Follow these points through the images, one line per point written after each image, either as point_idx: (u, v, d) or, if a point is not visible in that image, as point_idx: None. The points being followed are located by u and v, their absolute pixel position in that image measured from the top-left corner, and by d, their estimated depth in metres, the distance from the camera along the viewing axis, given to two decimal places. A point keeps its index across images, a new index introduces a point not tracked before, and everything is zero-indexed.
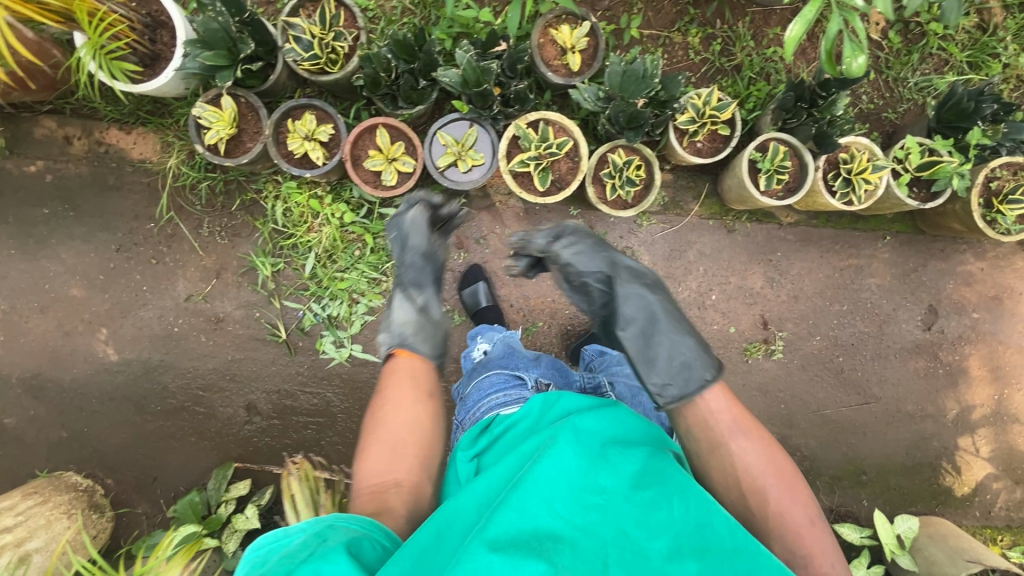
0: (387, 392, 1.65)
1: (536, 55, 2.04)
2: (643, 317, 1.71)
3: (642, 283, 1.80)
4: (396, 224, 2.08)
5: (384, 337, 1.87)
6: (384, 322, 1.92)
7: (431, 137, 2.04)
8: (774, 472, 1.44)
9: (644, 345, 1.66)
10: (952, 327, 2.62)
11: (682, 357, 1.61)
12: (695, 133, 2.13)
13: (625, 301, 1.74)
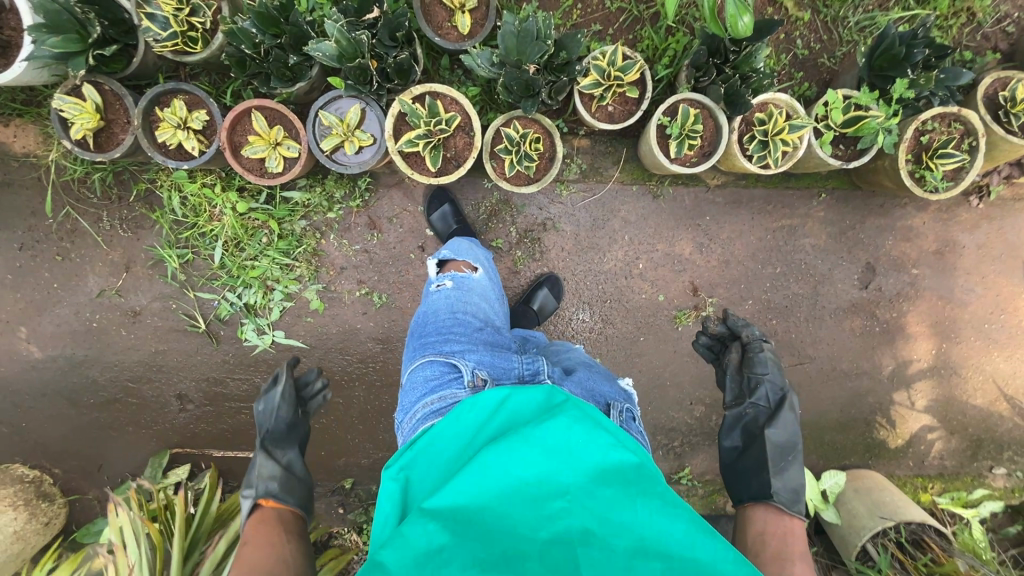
0: (247, 553, 1.56)
1: (421, 19, 1.87)
2: (794, 440, 1.83)
3: (778, 406, 1.90)
4: (261, 407, 1.99)
5: (244, 494, 1.78)
6: (247, 479, 1.81)
7: (313, 118, 1.89)
8: None
9: (793, 465, 1.77)
10: (890, 284, 2.55)
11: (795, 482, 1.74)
12: (602, 96, 1.97)
13: (780, 416, 1.87)
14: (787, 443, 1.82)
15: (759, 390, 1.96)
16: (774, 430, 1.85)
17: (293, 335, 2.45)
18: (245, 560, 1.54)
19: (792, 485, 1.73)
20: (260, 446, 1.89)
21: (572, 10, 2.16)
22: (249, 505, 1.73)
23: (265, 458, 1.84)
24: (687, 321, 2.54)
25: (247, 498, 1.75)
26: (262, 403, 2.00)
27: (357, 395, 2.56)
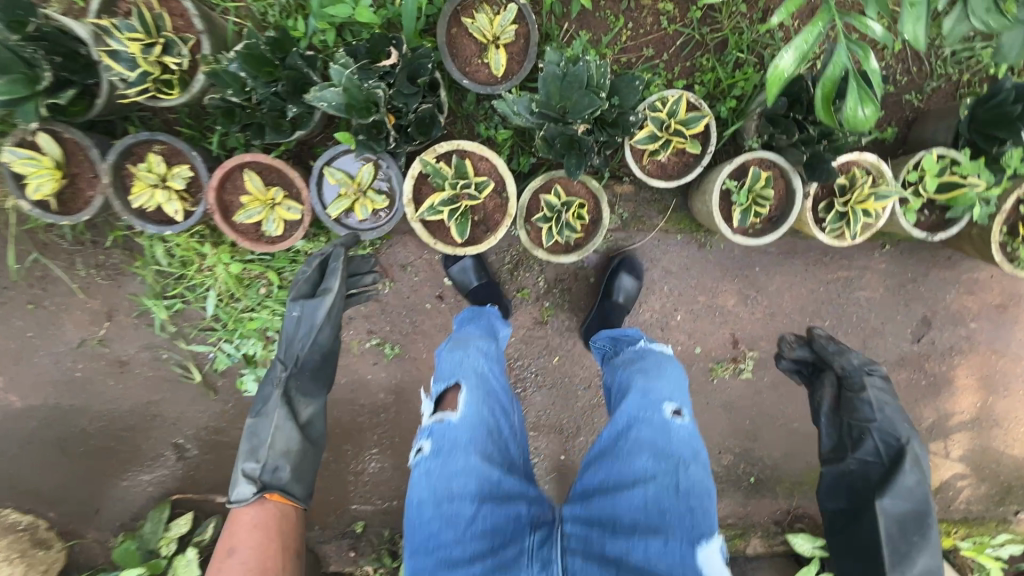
0: (233, 540, 1.63)
1: (447, 57, 1.54)
2: (917, 506, 1.81)
3: (894, 471, 1.83)
4: (294, 312, 1.82)
5: (249, 445, 1.78)
6: (256, 421, 1.79)
7: (318, 176, 1.60)
8: None
9: (915, 532, 1.80)
10: (945, 338, 2.36)
11: (913, 553, 1.79)
12: (659, 150, 1.67)
13: (898, 485, 1.81)
14: (907, 515, 1.81)
15: (865, 445, 1.88)
16: (894, 502, 1.81)
17: None
18: (232, 550, 1.61)
19: (912, 558, 1.79)
20: (276, 388, 1.80)
21: (621, 31, 1.81)
22: (243, 496, 1.71)
23: (277, 415, 1.77)
24: (723, 374, 2.36)
25: (244, 467, 1.75)
26: (295, 303, 1.82)
27: (368, 444, 2.37)
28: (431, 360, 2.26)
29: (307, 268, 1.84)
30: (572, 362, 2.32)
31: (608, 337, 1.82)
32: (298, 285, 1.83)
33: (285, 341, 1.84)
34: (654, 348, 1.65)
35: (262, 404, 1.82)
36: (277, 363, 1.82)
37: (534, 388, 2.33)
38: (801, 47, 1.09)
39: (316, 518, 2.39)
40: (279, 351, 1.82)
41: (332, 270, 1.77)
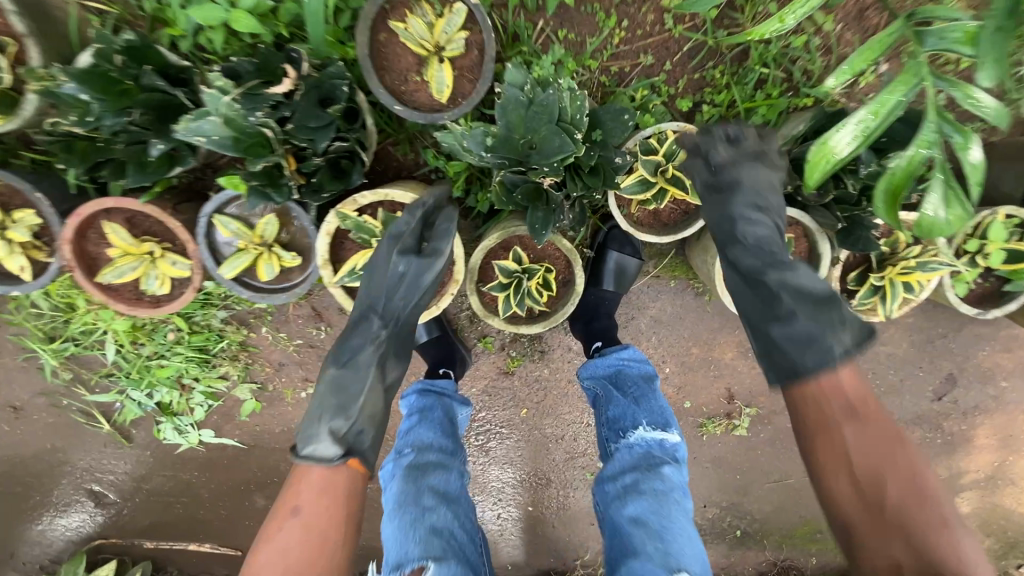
0: (300, 496, 1.01)
1: (372, 75, 1.14)
2: (779, 279, 1.10)
3: (763, 244, 1.15)
4: (404, 267, 1.17)
5: (324, 401, 1.09)
6: (340, 379, 1.11)
7: (206, 225, 1.23)
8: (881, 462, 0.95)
9: (797, 298, 1.07)
10: (970, 397, 2.06)
11: (794, 333, 1.05)
12: (652, 201, 1.30)
13: (753, 239, 1.15)
14: (777, 284, 1.10)
15: (736, 228, 1.16)
16: (746, 262, 1.14)
17: (224, 436, 1.94)
18: (291, 519, 0.99)
19: (783, 347, 1.06)
20: (372, 346, 1.15)
21: (613, 33, 1.40)
22: (332, 458, 1.03)
23: (369, 374, 1.13)
24: (714, 431, 2.05)
25: (323, 436, 1.05)
26: (393, 243, 1.16)
27: None
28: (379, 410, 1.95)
29: (411, 211, 1.18)
30: (541, 416, 2.02)
31: (603, 389, 1.55)
32: (402, 225, 1.17)
33: (369, 282, 1.17)
34: (660, 443, 1.40)
35: (357, 351, 1.14)
36: (372, 308, 1.17)
37: (505, 434, 2.06)
38: (869, 133, 0.98)
39: None
40: (366, 304, 1.18)
41: (448, 232, 1.20)
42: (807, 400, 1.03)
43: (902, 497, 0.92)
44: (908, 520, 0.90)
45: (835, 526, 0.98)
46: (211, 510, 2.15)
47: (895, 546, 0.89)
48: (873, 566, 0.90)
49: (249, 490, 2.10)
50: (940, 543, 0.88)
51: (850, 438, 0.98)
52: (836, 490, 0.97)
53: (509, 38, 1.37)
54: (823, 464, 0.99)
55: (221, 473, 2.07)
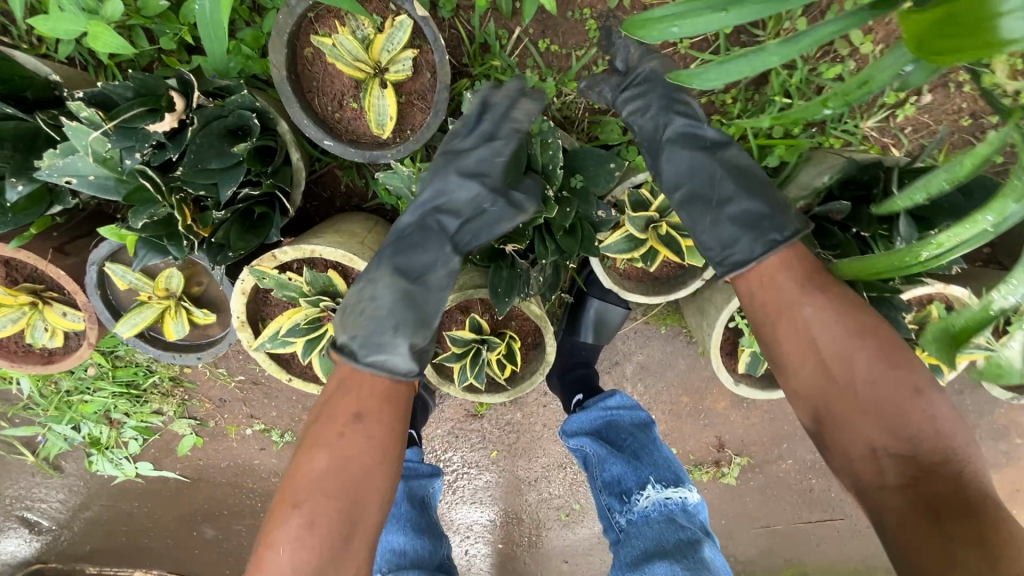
0: (360, 402, 0.80)
1: (294, 102, 0.90)
2: (719, 170, 0.97)
3: (698, 131, 1.01)
4: (486, 203, 0.92)
5: (387, 312, 0.86)
6: (411, 290, 0.89)
7: (96, 273, 1.01)
8: (869, 368, 0.79)
9: (740, 187, 0.96)
10: (980, 452, 1.88)
11: (736, 219, 0.94)
12: (640, 260, 1.08)
13: (690, 136, 1.00)
14: (718, 177, 0.97)
15: (665, 127, 1.01)
16: (683, 159, 0.99)
17: (163, 469, 1.77)
18: (352, 429, 0.78)
19: (726, 239, 0.94)
20: (443, 268, 0.92)
21: (605, 47, 1.16)
22: (407, 373, 0.84)
23: (443, 295, 0.92)
24: (700, 479, 1.87)
25: (399, 346, 0.85)
26: (471, 165, 0.93)
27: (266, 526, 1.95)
28: None
29: (476, 146, 0.95)
30: (513, 457, 1.86)
31: (594, 450, 1.30)
32: (486, 157, 0.93)
33: (441, 191, 0.94)
34: (681, 507, 1.19)
35: (424, 266, 0.92)
36: (441, 225, 0.94)
37: (476, 474, 1.90)
38: (950, 247, 0.63)
39: None
40: (429, 210, 0.94)
41: (534, 194, 0.91)
42: (752, 294, 0.91)
43: (875, 378, 0.79)
44: (884, 401, 0.77)
45: (806, 420, 0.85)
46: (154, 541, 1.99)
47: (869, 428, 0.77)
48: (850, 463, 0.78)
49: (195, 522, 1.94)
50: (919, 419, 0.76)
51: (814, 328, 0.83)
52: (797, 383, 0.85)
53: (478, 50, 1.13)
54: (784, 348, 0.86)
55: (164, 503, 1.92)
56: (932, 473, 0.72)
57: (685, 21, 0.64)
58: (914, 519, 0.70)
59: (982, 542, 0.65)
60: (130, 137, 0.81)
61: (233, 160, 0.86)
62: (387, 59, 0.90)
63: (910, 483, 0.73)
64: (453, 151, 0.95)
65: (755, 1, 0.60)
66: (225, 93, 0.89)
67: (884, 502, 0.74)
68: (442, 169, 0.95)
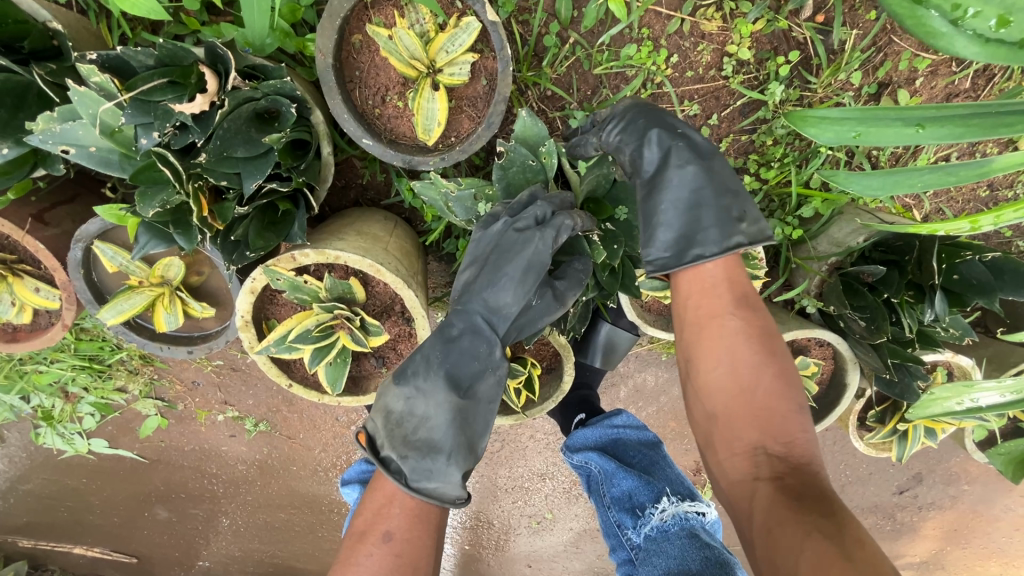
0: (390, 519, 0.75)
1: (336, 94, 0.82)
2: (719, 166, 0.86)
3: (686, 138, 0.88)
4: (534, 299, 0.84)
5: (441, 438, 0.74)
6: (463, 407, 0.77)
7: (83, 252, 0.90)
8: (764, 381, 0.76)
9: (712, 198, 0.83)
10: (932, 498, 1.89)
11: (700, 221, 0.83)
12: (671, 298, 1.07)
13: (692, 137, 0.87)
14: (722, 171, 0.86)
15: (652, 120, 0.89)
16: (674, 154, 0.86)
17: (120, 448, 1.65)
18: (381, 548, 0.72)
19: (702, 240, 0.82)
20: (492, 375, 0.80)
21: (658, 72, 1.11)
22: (458, 500, 0.75)
23: (493, 406, 0.81)
24: None
25: (452, 474, 0.74)
26: (529, 261, 0.80)
27: (226, 512, 1.86)
28: (309, 441, 1.69)
29: (512, 243, 0.81)
30: (494, 464, 1.86)
31: (600, 466, 1.22)
32: (546, 251, 0.80)
33: (488, 288, 0.81)
34: (703, 524, 1.08)
35: (474, 375, 0.79)
36: (491, 328, 0.81)
37: None
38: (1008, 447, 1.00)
39: (159, 568, 1.96)
40: (476, 310, 0.81)
41: (578, 281, 0.87)
42: (684, 298, 0.83)
43: (771, 391, 0.76)
44: (773, 408, 0.75)
45: (697, 419, 0.81)
46: (98, 520, 1.86)
47: (752, 428, 0.74)
48: (730, 458, 0.75)
49: (147, 503, 1.83)
50: (796, 430, 0.74)
51: (737, 339, 0.78)
52: (700, 381, 0.79)
53: (529, 56, 1.06)
54: (695, 348, 0.80)
55: (116, 482, 1.79)
56: (800, 472, 0.70)
57: (871, 128, 0.69)
58: (779, 503, 0.66)
59: (830, 515, 0.63)
60: (147, 112, 0.71)
61: (261, 149, 0.77)
62: (444, 60, 0.83)
63: (779, 478, 0.70)
64: (508, 244, 0.81)
65: (948, 127, 0.64)
66: (260, 73, 0.80)
67: (755, 494, 0.70)
68: (496, 263, 0.81)
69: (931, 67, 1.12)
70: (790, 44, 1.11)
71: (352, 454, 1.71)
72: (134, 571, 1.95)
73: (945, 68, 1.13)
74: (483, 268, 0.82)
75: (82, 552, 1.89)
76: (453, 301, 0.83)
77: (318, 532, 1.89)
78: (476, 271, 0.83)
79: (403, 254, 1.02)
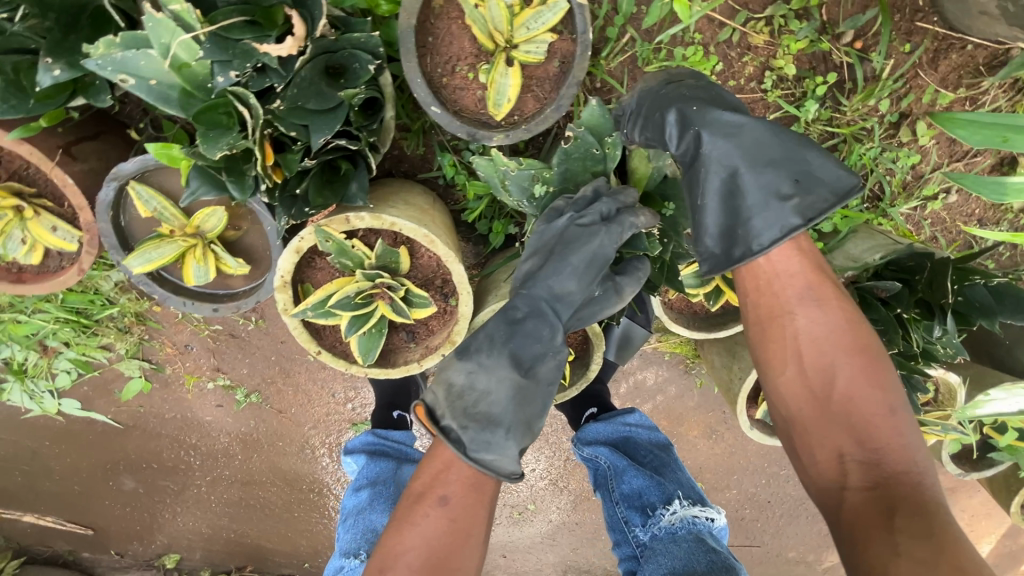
0: (446, 484, 0.73)
1: (413, 57, 0.80)
2: (752, 140, 0.81)
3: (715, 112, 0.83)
4: (597, 290, 0.85)
5: (501, 413, 0.74)
6: (524, 386, 0.77)
7: (113, 195, 0.85)
8: (847, 388, 0.77)
9: (758, 193, 0.80)
10: None
11: (746, 210, 0.80)
12: (702, 297, 1.10)
13: (717, 114, 0.82)
14: (759, 141, 0.82)
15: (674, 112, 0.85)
16: (708, 137, 0.81)
17: (93, 411, 1.55)
18: (438, 510, 0.71)
19: (751, 233, 0.80)
20: (554, 359, 0.80)
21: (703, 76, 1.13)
22: (513, 476, 0.74)
23: (552, 390, 0.80)
24: None
25: (509, 448, 0.74)
26: (593, 254, 0.81)
27: (198, 486, 1.77)
28: (300, 417, 1.63)
29: (584, 233, 0.81)
30: None
31: (610, 461, 1.21)
32: (610, 246, 0.81)
33: (553, 276, 0.81)
34: (710, 529, 1.06)
35: (535, 357, 0.79)
36: (554, 313, 0.82)
37: None
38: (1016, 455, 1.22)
39: (116, 542, 1.86)
40: (540, 295, 0.82)
41: (638, 278, 0.88)
42: (744, 297, 0.84)
43: (855, 391, 0.77)
44: (855, 412, 0.76)
45: (778, 420, 0.84)
46: (55, 488, 1.75)
47: (835, 434, 0.76)
48: (813, 464, 0.78)
49: (113, 472, 1.72)
50: (887, 435, 0.75)
51: (802, 340, 0.80)
52: (779, 385, 0.82)
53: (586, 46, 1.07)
54: (767, 355, 0.82)
55: (82, 448, 1.68)
56: (895, 478, 0.72)
57: None
58: (871, 513, 0.70)
59: (928, 535, 0.65)
60: (226, 50, 0.68)
61: (333, 103, 0.74)
62: (523, 36, 0.83)
63: (870, 484, 0.72)
64: (573, 237, 0.81)
65: None
66: (337, 27, 0.78)
67: (845, 499, 0.74)
68: (562, 253, 0.82)
69: (950, 104, 1.20)
70: (828, 66, 1.17)
71: (341, 432, 1.66)
72: (91, 542, 1.85)
73: (959, 107, 1.21)
74: (548, 255, 0.83)
75: (36, 517, 1.78)
76: (517, 286, 0.83)
77: (294, 511, 1.83)
78: (541, 261, 0.83)
79: (446, 228, 1.00)
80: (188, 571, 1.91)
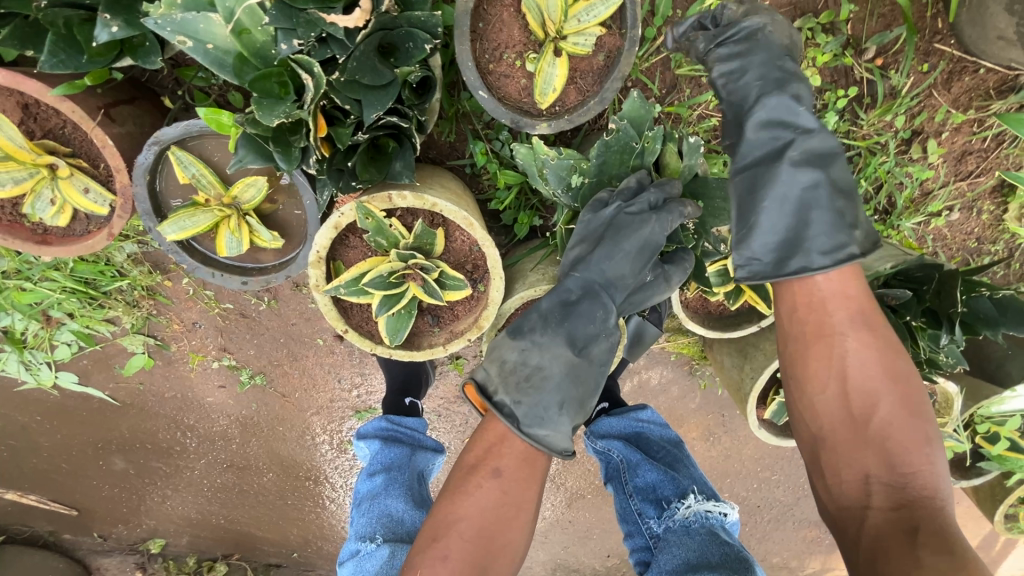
0: (499, 458, 0.76)
1: (467, 40, 0.82)
2: (834, 166, 0.88)
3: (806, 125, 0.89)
4: (648, 276, 0.91)
5: (554, 387, 0.80)
6: (577, 364, 0.83)
7: (152, 159, 0.84)
8: (885, 415, 0.79)
9: (826, 212, 0.85)
10: None
11: (809, 225, 0.86)
12: (722, 296, 1.12)
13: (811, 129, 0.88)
14: (840, 168, 0.88)
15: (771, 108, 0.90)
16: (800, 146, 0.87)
17: (91, 386, 1.52)
18: (492, 482, 0.74)
19: (808, 247, 0.85)
20: (606, 340, 0.86)
21: None
22: (564, 453, 0.79)
23: (604, 370, 0.87)
24: None
25: (561, 423, 0.80)
26: (645, 240, 0.85)
27: (190, 469, 1.73)
28: (303, 402, 1.62)
29: (634, 220, 0.85)
30: None
31: (623, 455, 1.24)
32: (660, 233, 0.85)
33: (605, 263, 0.87)
34: (723, 523, 1.09)
35: (589, 337, 0.85)
36: (608, 296, 0.88)
37: None
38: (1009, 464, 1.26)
39: (100, 524, 1.81)
40: (595, 278, 0.87)
41: (685, 267, 0.93)
42: (793, 317, 0.86)
43: (894, 420, 0.79)
44: (891, 438, 0.78)
45: (805, 438, 0.85)
46: (41, 465, 1.70)
47: (867, 457, 0.78)
48: (838, 483, 0.79)
49: (104, 451, 1.68)
50: (919, 462, 0.76)
51: (850, 362, 0.81)
52: (813, 403, 0.84)
53: None
54: (806, 373, 0.84)
55: (73, 425, 1.64)
56: (922, 504, 0.73)
57: None
58: (894, 534, 0.71)
59: (950, 553, 0.66)
60: (291, 17, 0.68)
61: (386, 80, 0.75)
62: (573, 28, 0.85)
63: (896, 506, 0.73)
64: (624, 223, 0.85)
65: None
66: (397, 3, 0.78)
67: (867, 519, 0.75)
68: (613, 238, 0.86)
69: (960, 124, 1.25)
70: (849, 80, 1.21)
71: (343, 419, 1.65)
72: (74, 523, 1.80)
73: (968, 128, 1.26)
74: (596, 243, 0.88)
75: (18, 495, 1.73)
76: (567, 270, 0.89)
77: (288, 499, 1.80)
78: (590, 247, 0.88)
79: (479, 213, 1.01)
80: (173, 557, 1.87)
